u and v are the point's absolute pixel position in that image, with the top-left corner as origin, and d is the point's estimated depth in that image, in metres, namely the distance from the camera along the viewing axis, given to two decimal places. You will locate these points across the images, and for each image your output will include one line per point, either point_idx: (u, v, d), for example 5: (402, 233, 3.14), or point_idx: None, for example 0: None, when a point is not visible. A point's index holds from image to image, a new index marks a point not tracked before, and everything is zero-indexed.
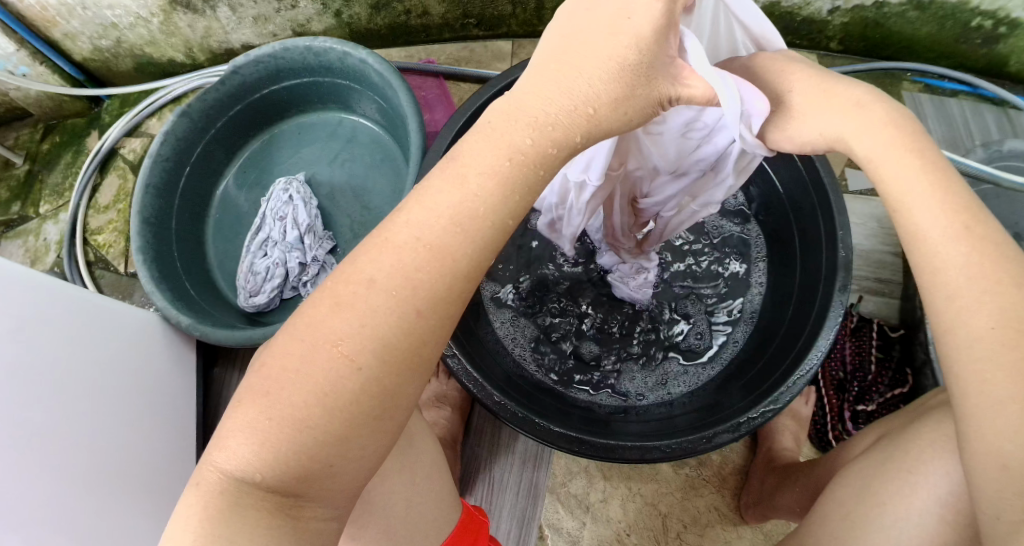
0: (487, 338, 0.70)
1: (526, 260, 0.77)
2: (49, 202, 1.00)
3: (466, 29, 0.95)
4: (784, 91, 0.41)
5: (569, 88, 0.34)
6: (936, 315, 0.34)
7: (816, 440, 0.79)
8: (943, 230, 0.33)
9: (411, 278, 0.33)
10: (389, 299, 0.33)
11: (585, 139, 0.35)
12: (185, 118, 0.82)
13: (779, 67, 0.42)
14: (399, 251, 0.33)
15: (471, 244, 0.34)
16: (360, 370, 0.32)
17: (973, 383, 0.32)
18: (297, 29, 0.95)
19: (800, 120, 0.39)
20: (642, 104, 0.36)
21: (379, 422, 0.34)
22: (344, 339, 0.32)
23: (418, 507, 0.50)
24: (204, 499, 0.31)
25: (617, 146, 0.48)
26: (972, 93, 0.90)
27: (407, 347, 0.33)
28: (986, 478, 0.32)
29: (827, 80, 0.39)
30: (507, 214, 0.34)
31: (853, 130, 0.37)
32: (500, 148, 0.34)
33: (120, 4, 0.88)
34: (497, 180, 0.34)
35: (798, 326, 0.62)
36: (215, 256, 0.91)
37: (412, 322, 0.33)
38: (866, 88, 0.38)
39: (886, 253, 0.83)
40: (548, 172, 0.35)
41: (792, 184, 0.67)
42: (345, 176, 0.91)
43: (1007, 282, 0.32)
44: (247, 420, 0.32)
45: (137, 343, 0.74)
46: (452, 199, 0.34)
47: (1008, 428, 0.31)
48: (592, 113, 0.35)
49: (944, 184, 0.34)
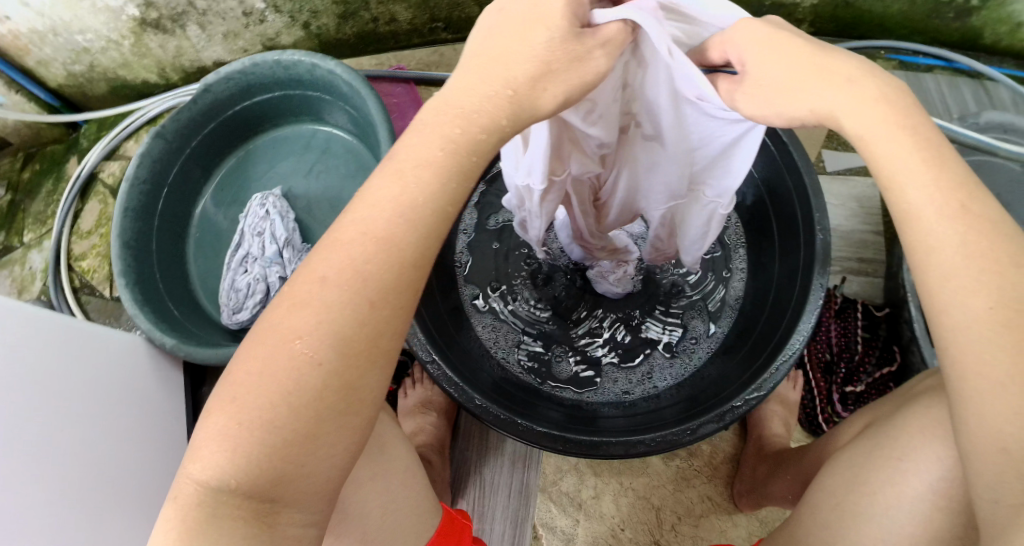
0: (470, 342, 0.69)
1: (497, 258, 0.77)
2: (32, 231, 1.00)
3: (435, 33, 0.95)
4: (770, 69, 0.38)
5: (489, 77, 0.34)
6: (928, 295, 0.34)
7: (805, 424, 0.79)
8: (937, 206, 0.33)
9: (360, 270, 0.33)
10: (342, 293, 0.33)
11: (512, 124, 0.35)
12: (160, 139, 0.83)
13: (764, 37, 0.38)
14: (348, 247, 0.33)
15: (415, 233, 0.34)
16: (321, 365, 0.32)
17: (971, 358, 0.32)
18: (267, 43, 0.95)
19: (792, 96, 0.37)
20: (565, 84, 0.35)
21: (346, 418, 0.33)
22: (303, 337, 0.32)
23: (397, 513, 0.50)
24: (181, 512, 0.32)
25: (556, 141, 0.48)
26: (948, 68, 0.90)
27: (364, 339, 0.33)
28: (986, 464, 0.33)
29: (817, 51, 0.37)
30: (446, 200, 0.34)
31: (844, 108, 0.35)
32: (433, 139, 0.34)
33: (89, 28, 0.88)
34: (435, 169, 0.34)
35: (779, 311, 0.62)
36: (197, 274, 0.91)
37: (367, 314, 0.33)
38: (857, 62, 0.36)
39: (865, 231, 0.83)
40: (483, 158, 0.35)
41: (767, 169, 0.67)
42: (320, 188, 0.91)
43: (1005, 262, 0.32)
44: (218, 427, 0.32)
45: (124, 367, 0.74)
46: (392, 191, 0.34)
47: (1012, 411, 0.31)
48: (512, 95, 0.34)
49: (938, 161, 0.33)
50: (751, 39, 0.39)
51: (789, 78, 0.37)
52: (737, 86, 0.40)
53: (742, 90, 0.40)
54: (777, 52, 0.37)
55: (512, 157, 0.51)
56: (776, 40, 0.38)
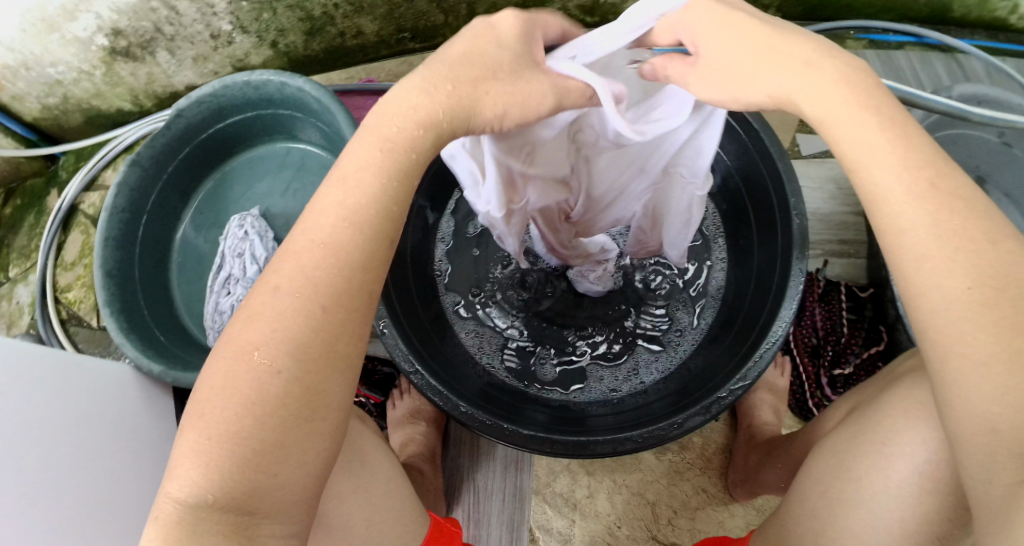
0: (453, 350, 0.69)
1: (475, 266, 0.77)
2: (18, 266, 1.01)
3: (403, 44, 0.95)
4: (727, 52, 0.37)
5: (430, 77, 0.37)
6: (903, 278, 0.34)
7: (795, 408, 0.80)
8: (907, 186, 0.33)
9: (311, 277, 0.34)
10: (295, 301, 0.34)
11: (451, 123, 0.38)
12: (137, 167, 0.83)
13: (719, 18, 0.38)
14: (298, 255, 0.35)
15: (362, 236, 0.36)
16: (280, 373, 0.33)
17: (936, 328, 0.33)
18: (237, 64, 0.95)
19: (748, 81, 0.37)
20: (509, 87, 0.38)
21: (314, 424, 0.33)
22: (261, 345, 0.33)
23: (382, 524, 0.50)
24: (164, 534, 0.31)
25: (506, 173, 0.51)
26: (918, 43, 0.90)
27: (321, 344, 0.34)
28: (975, 445, 0.32)
29: (773, 32, 0.37)
30: (392, 201, 0.37)
31: (800, 90, 0.35)
32: (372, 143, 0.37)
33: (60, 59, 0.87)
34: (374, 171, 0.37)
35: (761, 299, 0.62)
36: (181, 299, 0.91)
37: (321, 319, 0.34)
38: (813, 43, 0.36)
39: (843, 212, 0.82)
40: (422, 156, 0.38)
41: (740, 156, 0.67)
42: (298, 205, 0.91)
43: (978, 239, 0.32)
44: (190, 443, 0.32)
45: (111, 395, 0.74)
46: (336, 197, 0.36)
47: (995, 391, 0.31)
48: (453, 91, 0.37)
49: (903, 139, 0.33)
50: (703, 22, 0.38)
51: (745, 62, 0.37)
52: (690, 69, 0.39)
53: (695, 73, 0.39)
54: (732, 34, 0.37)
55: (470, 190, 0.54)
56: (731, 21, 0.37)
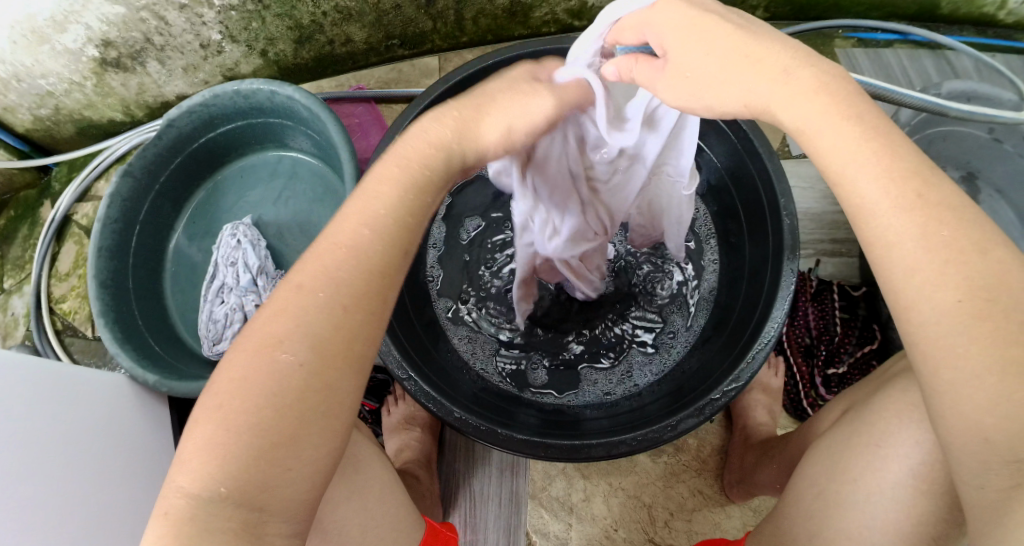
0: (447, 356, 0.69)
1: (467, 271, 0.77)
2: (14, 276, 1.01)
3: (392, 50, 0.96)
4: (697, 58, 0.38)
5: (443, 107, 0.43)
6: (891, 292, 0.34)
7: (790, 409, 0.79)
8: (894, 201, 0.33)
9: (333, 276, 0.36)
10: (320, 298, 0.35)
11: (454, 136, 0.43)
12: (128, 177, 0.83)
13: (688, 23, 0.38)
14: (320, 256, 0.36)
15: (382, 241, 0.38)
16: (303, 365, 0.33)
17: (925, 337, 0.32)
18: (228, 73, 0.95)
19: (722, 88, 0.38)
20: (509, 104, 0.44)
21: (330, 419, 0.34)
22: (283, 340, 0.34)
23: (376, 530, 0.50)
24: (174, 526, 0.30)
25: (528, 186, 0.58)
26: (905, 41, 0.91)
27: (340, 341, 0.35)
28: (968, 450, 0.32)
29: (746, 39, 0.37)
30: (405, 212, 0.39)
31: (777, 100, 0.36)
32: (390, 162, 0.41)
33: (51, 71, 0.87)
34: (393, 184, 0.40)
35: (753, 299, 0.62)
36: (175, 308, 0.91)
37: (341, 317, 0.35)
38: (789, 50, 0.37)
39: (834, 212, 0.80)
40: (434, 173, 0.42)
41: (729, 157, 0.67)
42: (290, 213, 0.91)
43: (968, 250, 0.32)
44: (205, 436, 0.32)
45: (106, 406, 0.73)
46: (353, 206, 0.38)
47: (986, 402, 0.30)
48: (458, 116, 0.43)
49: (888, 149, 0.34)
50: (671, 26, 0.39)
51: (717, 68, 0.38)
52: (660, 72, 0.40)
53: (663, 79, 0.40)
54: (704, 40, 0.38)
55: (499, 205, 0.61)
56: (700, 26, 0.38)
